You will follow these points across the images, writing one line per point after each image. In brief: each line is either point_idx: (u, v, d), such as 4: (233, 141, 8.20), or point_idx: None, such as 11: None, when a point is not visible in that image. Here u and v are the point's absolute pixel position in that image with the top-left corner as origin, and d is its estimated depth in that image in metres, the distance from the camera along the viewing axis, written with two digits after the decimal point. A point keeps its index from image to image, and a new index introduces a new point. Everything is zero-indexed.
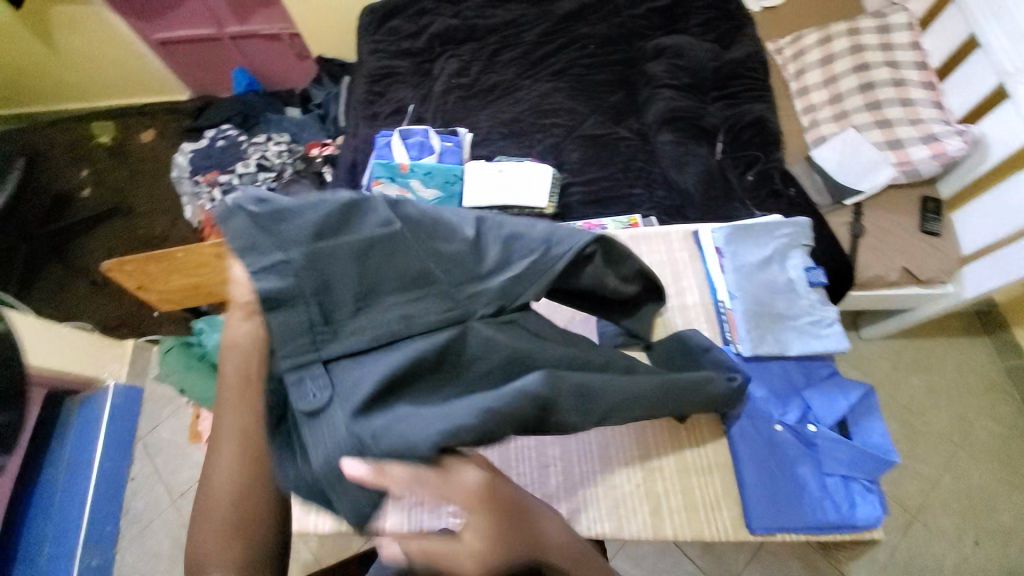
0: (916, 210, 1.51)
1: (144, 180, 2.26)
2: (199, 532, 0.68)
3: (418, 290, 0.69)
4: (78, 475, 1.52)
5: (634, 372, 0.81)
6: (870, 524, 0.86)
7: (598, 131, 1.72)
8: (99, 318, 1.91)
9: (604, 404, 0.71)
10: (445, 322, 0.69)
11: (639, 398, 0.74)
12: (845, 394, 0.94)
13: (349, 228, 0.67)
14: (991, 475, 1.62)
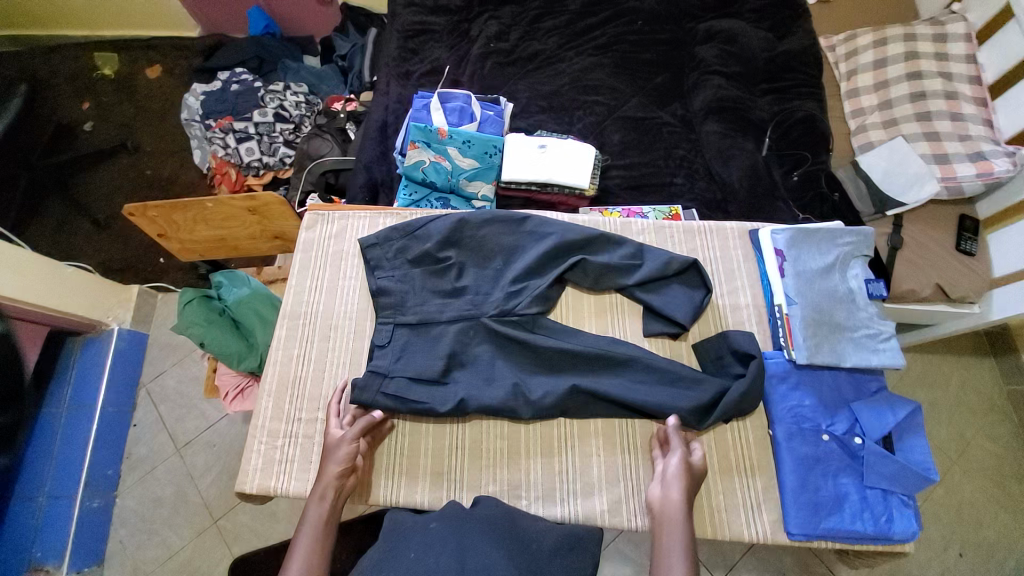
0: (952, 228, 1.44)
1: (151, 118, 2.14)
2: None
3: (454, 294, 1.04)
4: (79, 418, 1.47)
5: (620, 365, 1.00)
6: (906, 537, 0.91)
7: (640, 114, 1.64)
8: (102, 259, 1.84)
9: (579, 388, 0.97)
10: (466, 316, 1.02)
11: (619, 384, 0.97)
12: (893, 410, 0.98)
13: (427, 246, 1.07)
14: (982, 492, 1.56)
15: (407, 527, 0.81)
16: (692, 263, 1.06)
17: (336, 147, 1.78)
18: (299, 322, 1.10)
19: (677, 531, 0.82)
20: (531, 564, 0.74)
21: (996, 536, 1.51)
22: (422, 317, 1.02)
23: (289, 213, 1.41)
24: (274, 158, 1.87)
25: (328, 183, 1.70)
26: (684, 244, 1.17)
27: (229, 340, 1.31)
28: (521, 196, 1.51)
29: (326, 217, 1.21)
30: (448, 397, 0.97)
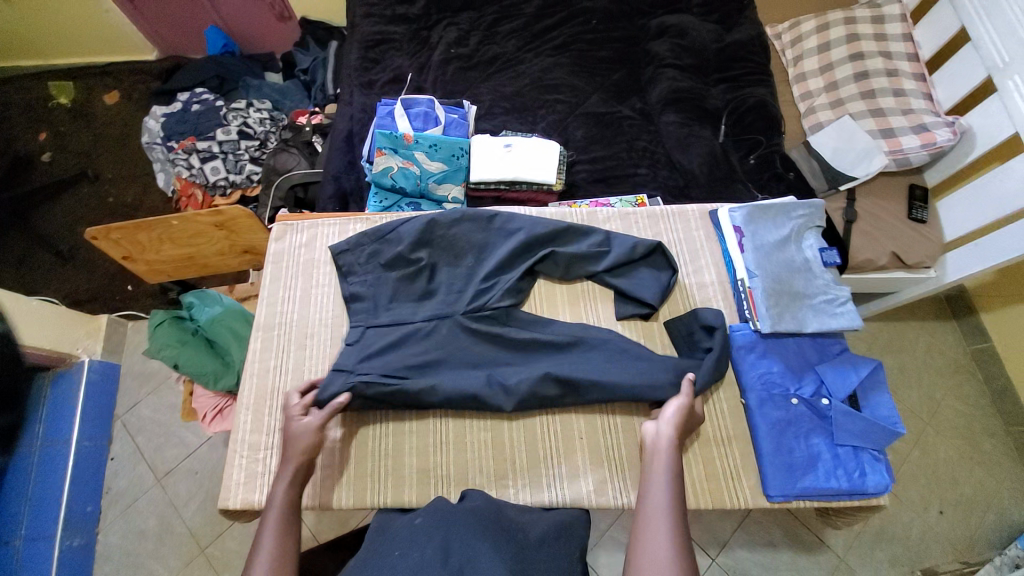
0: (903, 199, 1.51)
1: (112, 145, 2.09)
2: None
3: (422, 297, 1.06)
4: (54, 454, 1.42)
5: (592, 354, 1.02)
6: (879, 490, 0.96)
7: (602, 109, 1.69)
8: (67, 290, 1.79)
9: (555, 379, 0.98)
10: (437, 313, 1.04)
11: (597, 371, 0.99)
12: (856, 370, 1.03)
13: (390, 248, 1.09)
14: (954, 449, 1.63)
15: (392, 531, 0.80)
16: (656, 246, 1.10)
17: (303, 161, 1.78)
18: (273, 332, 1.10)
19: (665, 463, 0.83)
20: (519, 551, 0.75)
21: (971, 490, 1.58)
22: (395, 318, 1.03)
23: (258, 226, 1.40)
24: (241, 176, 1.85)
25: (297, 197, 1.69)
26: (649, 229, 1.23)
27: (204, 358, 1.31)
28: (490, 196, 1.53)
29: (295, 227, 1.21)
30: (422, 394, 0.97)
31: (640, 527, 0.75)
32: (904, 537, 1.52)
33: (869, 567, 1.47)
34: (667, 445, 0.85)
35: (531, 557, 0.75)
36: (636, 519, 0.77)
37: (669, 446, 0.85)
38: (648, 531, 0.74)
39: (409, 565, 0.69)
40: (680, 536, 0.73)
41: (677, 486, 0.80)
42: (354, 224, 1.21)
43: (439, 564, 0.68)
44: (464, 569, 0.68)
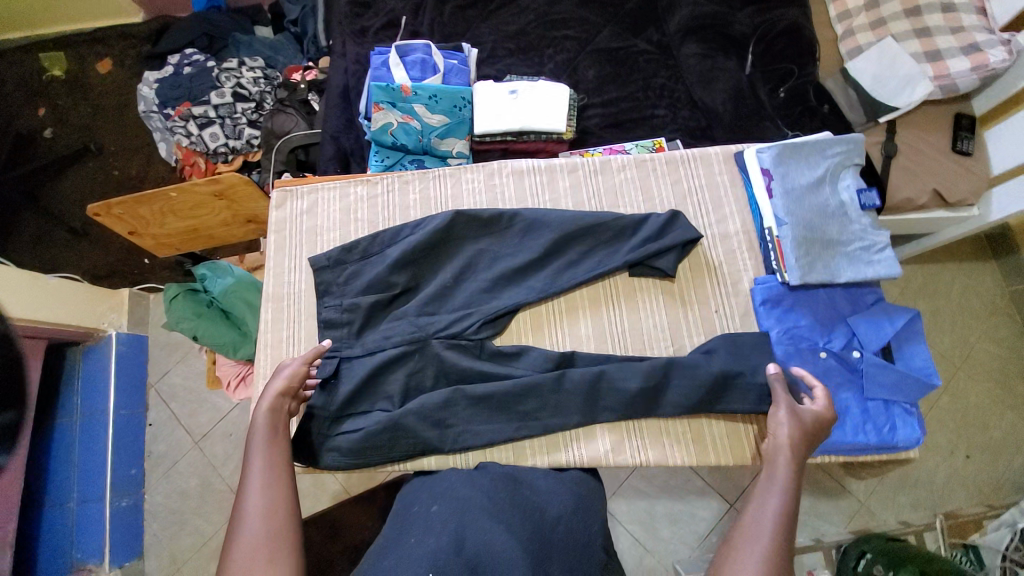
0: (948, 129, 1.36)
1: (111, 115, 2.04)
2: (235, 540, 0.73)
3: (399, 302, 1.03)
4: (95, 424, 1.49)
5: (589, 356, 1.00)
6: (909, 444, 0.94)
7: (615, 45, 1.54)
8: (88, 266, 1.81)
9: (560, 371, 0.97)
10: (429, 302, 1.01)
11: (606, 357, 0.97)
12: (891, 320, 0.99)
13: (372, 255, 1.05)
14: (987, 394, 1.58)
15: (413, 511, 0.81)
16: (673, 214, 1.06)
17: (301, 121, 1.70)
18: (283, 303, 1.09)
19: (780, 480, 0.81)
20: (535, 533, 0.76)
21: (1002, 435, 1.54)
22: (374, 343, 0.99)
23: (257, 194, 1.37)
24: (240, 141, 1.78)
25: (299, 159, 1.63)
26: (668, 174, 1.14)
27: (221, 329, 1.32)
28: (497, 148, 1.45)
29: (295, 193, 1.17)
30: (409, 410, 0.94)
31: (737, 538, 0.75)
32: (929, 482, 1.51)
33: (891, 511, 1.48)
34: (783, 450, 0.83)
35: (549, 537, 0.77)
36: (739, 530, 0.76)
37: (783, 450, 0.84)
38: (746, 542, 0.74)
39: (423, 555, 0.69)
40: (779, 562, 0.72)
41: (791, 506, 0.78)
42: (345, 210, 1.15)
43: (455, 554, 0.69)
44: (479, 559, 0.69)
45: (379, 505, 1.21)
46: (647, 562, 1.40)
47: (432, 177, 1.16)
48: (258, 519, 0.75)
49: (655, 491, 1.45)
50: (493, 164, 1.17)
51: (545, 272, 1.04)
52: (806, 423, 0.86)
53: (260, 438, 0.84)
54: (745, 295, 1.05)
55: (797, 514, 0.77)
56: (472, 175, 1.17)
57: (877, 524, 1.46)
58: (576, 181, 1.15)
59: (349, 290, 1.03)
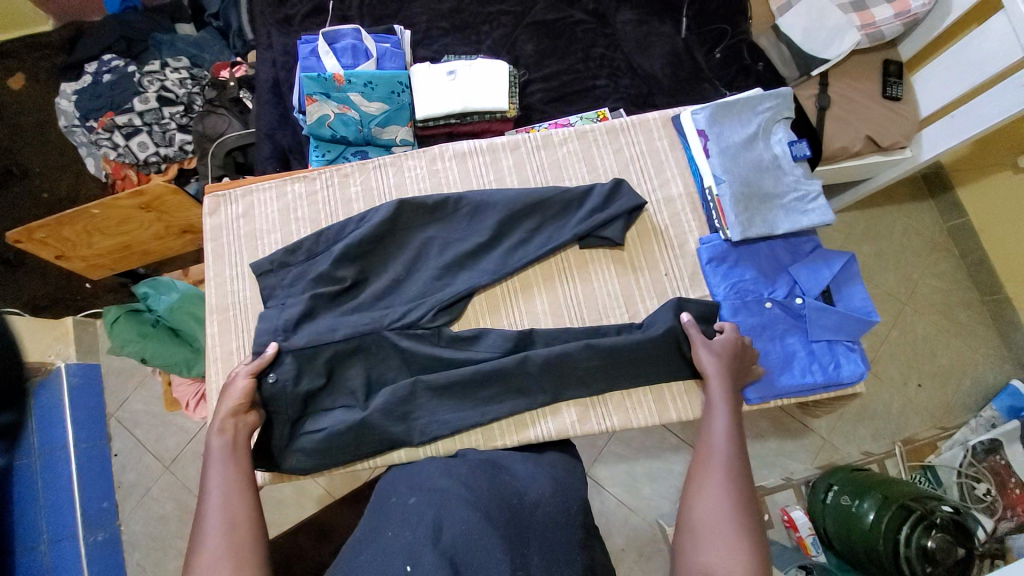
0: (877, 76, 1.40)
1: (31, 134, 1.86)
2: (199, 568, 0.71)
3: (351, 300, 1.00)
4: (56, 460, 1.42)
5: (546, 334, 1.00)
6: (854, 378, 1.00)
7: (551, 16, 1.51)
8: (25, 298, 1.68)
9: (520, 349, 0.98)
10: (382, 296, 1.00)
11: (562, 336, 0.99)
12: (829, 265, 1.04)
13: (315, 253, 1.02)
14: (932, 324, 1.68)
15: (388, 505, 0.80)
16: (617, 183, 1.06)
17: (235, 122, 1.61)
18: (229, 313, 1.05)
19: (717, 397, 0.89)
20: (512, 518, 0.77)
21: (947, 360, 1.66)
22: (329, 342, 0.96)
23: (188, 202, 1.31)
24: (173, 148, 1.68)
25: (237, 162, 1.55)
26: (609, 144, 1.15)
27: (171, 347, 1.27)
28: (442, 132, 1.41)
29: (228, 197, 1.12)
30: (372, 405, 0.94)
31: (699, 463, 0.81)
32: (885, 412, 1.61)
33: (852, 443, 1.58)
34: (713, 372, 0.91)
35: (527, 520, 0.78)
36: (696, 456, 0.83)
37: (715, 378, 0.91)
38: (705, 464, 0.81)
39: (398, 548, 0.70)
40: (735, 471, 0.79)
41: (733, 417, 0.86)
42: (285, 210, 1.11)
43: (432, 545, 0.69)
44: (456, 549, 0.69)
45: (363, 502, 1.21)
46: (634, 521, 1.46)
47: (372, 167, 1.13)
48: (221, 534, 0.73)
49: (635, 454, 1.50)
50: (434, 149, 1.15)
51: (497, 252, 1.04)
52: (728, 346, 0.94)
53: (216, 457, 0.81)
54: (692, 255, 1.08)
55: (740, 422, 0.86)
56: (413, 162, 1.14)
57: (842, 458, 1.56)
58: (519, 159, 1.14)
59: (292, 290, 1.00)
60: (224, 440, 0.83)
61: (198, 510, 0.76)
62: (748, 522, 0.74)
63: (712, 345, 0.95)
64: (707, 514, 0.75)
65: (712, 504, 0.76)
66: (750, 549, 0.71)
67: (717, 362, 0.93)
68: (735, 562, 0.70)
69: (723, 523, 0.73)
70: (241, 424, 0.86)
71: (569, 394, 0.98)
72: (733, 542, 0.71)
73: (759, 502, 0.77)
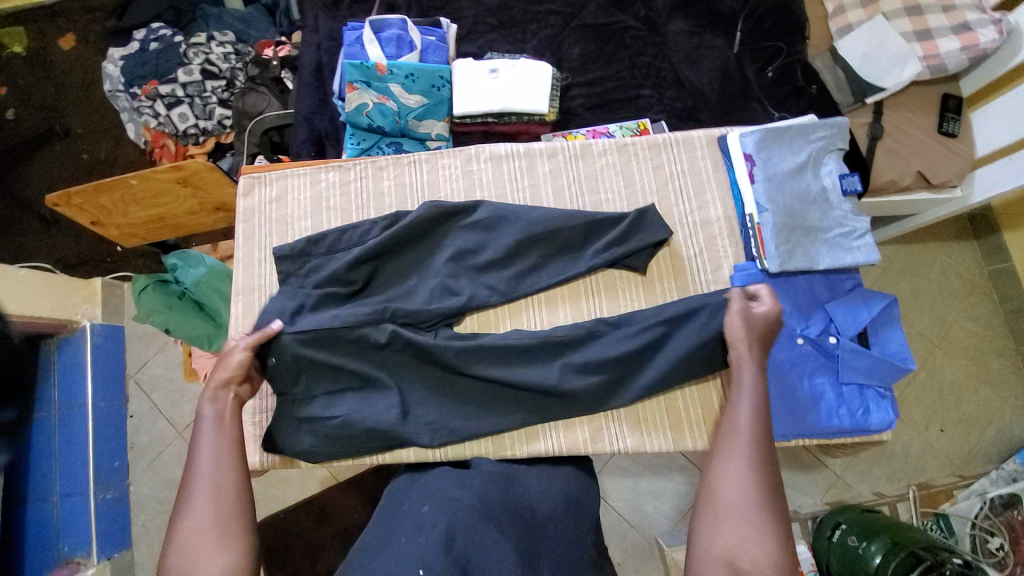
0: (935, 110, 1.34)
1: (77, 95, 1.90)
2: (188, 538, 0.71)
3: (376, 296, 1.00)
4: (73, 417, 1.45)
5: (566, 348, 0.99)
6: (883, 426, 0.96)
7: (601, 21, 1.48)
8: (59, 255, 1.72)
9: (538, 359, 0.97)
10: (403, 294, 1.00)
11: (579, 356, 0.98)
12: (869, 306, 1.00)
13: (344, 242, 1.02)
14: (962, 371, 1.61)
15: (402, 512, 0.79)
16: (641, 213, 1.03)
17: (274, 101, 1.63)
18: (255, 296, 1.07)
19: (747, 380, 0.84)
20: (525, 531, 0.76)
21: (974, 410, 1.59)
22: None
23: (223, 180, 1.32)
24: (212, 122, 1.70)
25: (273, 142, 1.56)
26: (649, 160, 1.12)
27: (194, 321, 1.29)
28: (479, 130, 1.40)
29: (264, 179, 1.13)
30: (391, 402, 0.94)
31: (722, 442, 0.78)
32: (903, 455, 1.55)
33: (866, 483, 1.53)
34: (744, 356, 0.86)
35: (539, 534, 0.77)
36: (722, 433, 0.80)
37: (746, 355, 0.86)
38: (730, 449, 0.77)
39: (411, 555, 0.68)
40: (760, 452, 0.76)
41: (762, 400, 0.82)
42: (318, 197, 1.11)
43: (444, 554, 0.68)
44: (468, 557, 0.69)
45: (366, 490, 1.22)
46: (632, 537, 1.44)
47: (407, 162, 1.13)
48: (206, 510, 0.73)
49: (640, 471, 1.48)
50: (470, 149, 1.14)
51: (524, 259, 1.02)
52: (755, 327, 0.88)
53: (206, 431, 0.81)
54: (724, 281, 1.05)
55: (769, 407, 0.81)
56: (448, 161, 1.13)
57: (853, 496, 1.51)
58: (556, 167, 1.12)
59: (300, 275, 1.00)
60: (215, 411, 0.83)
61: (184, 484, 0.76)
62: (772, 509, 0.71)
63: (743, 325, 0.88)
64: (726, 504, 0.71)
65: (734, 488, 0.72)
66: (772, 534, 0.68)
67: (748, 341, 0.87)
68: (755, 547, 0.68)
69: (745, 509, 0.70)
70: (233, 396, 0.86)
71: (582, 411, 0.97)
72: (755, 528, 0.69)
73: (784, 489, 0.74)
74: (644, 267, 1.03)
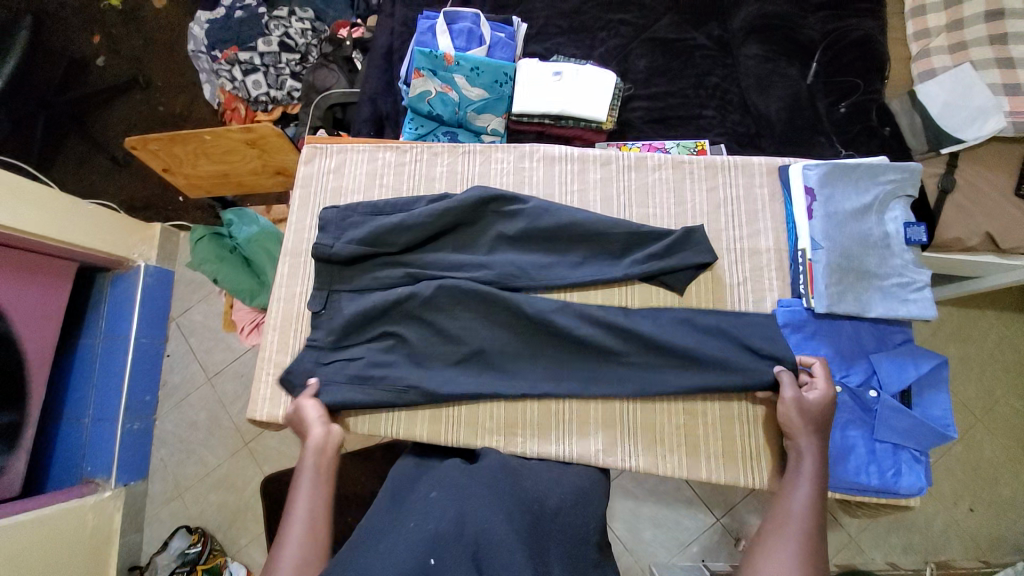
0: (1014, 170, 1.24)
1: (163, 51, 2.03)
2: None
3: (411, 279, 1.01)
4: (115, 347, 1.54)
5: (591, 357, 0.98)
6: (912, 492, 0.91)
7: (672, 35, 1.47)
8: (125, 196, 1.84)
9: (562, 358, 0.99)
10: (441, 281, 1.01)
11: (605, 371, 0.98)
12: (916, 364, 0.96)
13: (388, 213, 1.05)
14: (1003, 451, 1.50)
15: (408, 498, 0.81)
16: (688, 232, 1.01)
17: (343, 79, 1.69)
18: (300, 259, 1.11)
19: (807, 473, 0.84)
20: (533, 523, 0.76)
21: (1011, 494, 1.48)
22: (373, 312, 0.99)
23: (287, 146, 1.38)
24: (282, 92, 1.78)
25: (336, 117, 1.62)
26: (705, 180, 1.10)
27: (241, 275, 1.36)
28: (533, 130, 1.41)
29: (325, 150, 1.17)
30: (412, 380, 0.97)
31: (771, 528, 0.79)
32: (925, 528, 1.46)
33: (880, 550, 1.44)
34: (804, 446, 0.86)
35: (546, 528, 0.77)
36: (771, 519, 0.81)
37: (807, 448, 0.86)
38: (777, 532, 0.78)
39: (421, 537, 0.70)
40: (808, 541, 0.76)
41: (820, 496, 0.82)
42: (374, 174, 1.15)
43: (455, 537, 0.70)
44: (479, 544, 0.70)
45: (371, 463, 1.25)
46: (624, 560, 1.41)
47: (461, 152, 1.15)
48: None
49: (643, 495, 1.45)
50: (525, 147, 1.15)
51: (563, 261, 1.02)
52: (819, 415, 0.88)
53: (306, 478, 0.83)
54: None
55: (824, 502, 0.82)
56: (502, 155, 1.15)
57: (864, 562, 1.43)
58: (608, 175, 1.12)
59: (344, 239, 1.03)
60: (311, 474, 0.84)
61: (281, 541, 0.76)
62: None
63: (806, 412, 0.88)
64: None
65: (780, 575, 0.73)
66: None
67: (803, 431, 0.87)
68: None
69: None
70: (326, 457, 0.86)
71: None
72: None
73: None
74: (681, 288, 1.02)
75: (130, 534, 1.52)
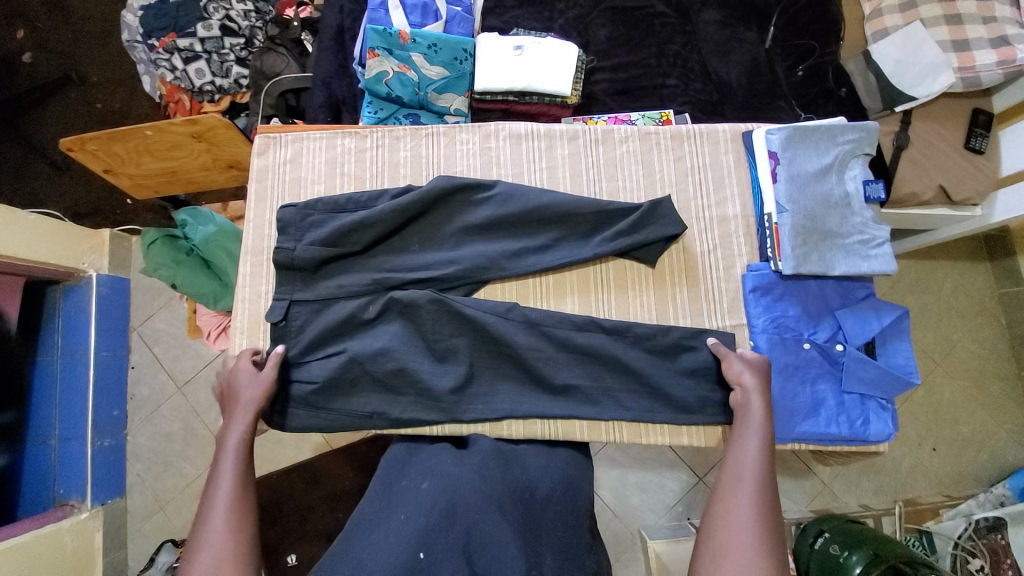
0: (962, 124, 1.29)
1: (95, 42, 1.87)
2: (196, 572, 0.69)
3: (383, 273, 0.99)
4: (75, 363, 1.46)
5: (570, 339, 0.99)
6: (880, 438, 0.97)
7: (630, 4, 1.44)
8: (69, 203, 1.72)
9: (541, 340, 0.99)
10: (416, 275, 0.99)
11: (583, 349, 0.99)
12: (878, 316, 1.00)
13: (353, 205, 1.02)
14: (960, 392, 1.61)
15: (400, 487, 0.81)
16: (657, 203, 1.01)
17: (293, 64, 1.60)
18: (262, 257, 1.07)
19: (755, 425, 0.86)
20: (524, 511, 0.78)
21: (968, 432, 1.59)
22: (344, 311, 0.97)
23: (238, 138, 1.30)
24: (229, 79, 1.68)
25: (289, 104, 1.54)
26: (671, 150, 1.10)
27: (201, 278, 1.30)
28: (497, 107, 1.38)
29: (279, 140, 1.11)
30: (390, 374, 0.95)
31: (725, 483, 0.80)
32: (893, 470, 1.56)
33: (853, 494, 1.54)
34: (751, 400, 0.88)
35: (539, 517, 0.79)
36: (723, 475, 0.82)
37: (753, 402, 0.88)
38: (731, 487, 0.78)
39: (411, 530, 0.69)
40: (762, 489, 0.77)
41: (768, 446, 0.83)
42: (334, 163, 1.10)
43: (446, 529, 0.70)
44: (470, 537, 0.70)
45: (358, 456, 1.24)
46: (615, 527, 1.46)
47: (425, 134, 1.11)
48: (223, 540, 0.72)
49: (630, 462, 1.49)
50: (489, 125, 1.12)
51: (535, 242, 1.02)
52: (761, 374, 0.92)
53: (222, 503, 0.75)
54: (736, 282, 1.06)
55: (774, 457, 0.82)
56: (466, 136, 1.11)
57: (839, 507, 1.52)
58: (575, 150, 1.10)
59: (308, 235, 0.99)
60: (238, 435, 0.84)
61: (200, 522, 0.74)
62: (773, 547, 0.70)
63: (751, 370, 0.92)
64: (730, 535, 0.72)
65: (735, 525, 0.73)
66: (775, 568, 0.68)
67: (750, 387, 0.90)
68: None
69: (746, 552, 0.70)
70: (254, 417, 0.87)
71: (582, 413, 0.97)
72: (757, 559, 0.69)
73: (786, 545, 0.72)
74: (653, 261, 1.03)
75: (113, 552, 1.47)
